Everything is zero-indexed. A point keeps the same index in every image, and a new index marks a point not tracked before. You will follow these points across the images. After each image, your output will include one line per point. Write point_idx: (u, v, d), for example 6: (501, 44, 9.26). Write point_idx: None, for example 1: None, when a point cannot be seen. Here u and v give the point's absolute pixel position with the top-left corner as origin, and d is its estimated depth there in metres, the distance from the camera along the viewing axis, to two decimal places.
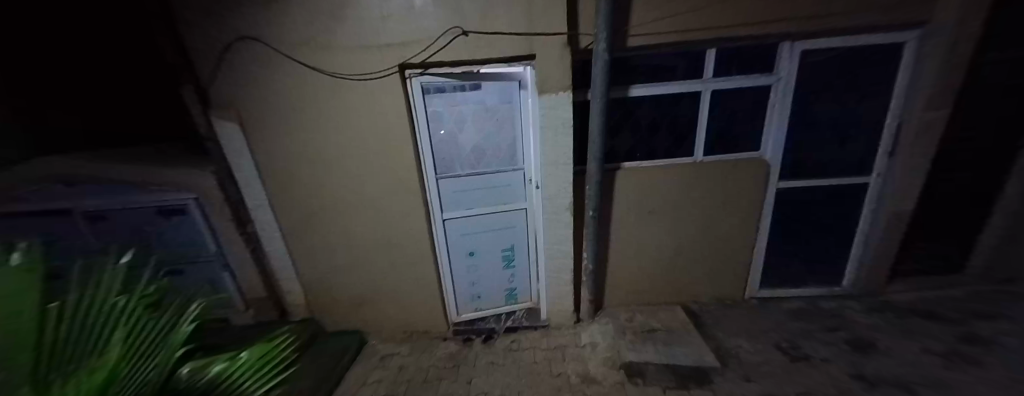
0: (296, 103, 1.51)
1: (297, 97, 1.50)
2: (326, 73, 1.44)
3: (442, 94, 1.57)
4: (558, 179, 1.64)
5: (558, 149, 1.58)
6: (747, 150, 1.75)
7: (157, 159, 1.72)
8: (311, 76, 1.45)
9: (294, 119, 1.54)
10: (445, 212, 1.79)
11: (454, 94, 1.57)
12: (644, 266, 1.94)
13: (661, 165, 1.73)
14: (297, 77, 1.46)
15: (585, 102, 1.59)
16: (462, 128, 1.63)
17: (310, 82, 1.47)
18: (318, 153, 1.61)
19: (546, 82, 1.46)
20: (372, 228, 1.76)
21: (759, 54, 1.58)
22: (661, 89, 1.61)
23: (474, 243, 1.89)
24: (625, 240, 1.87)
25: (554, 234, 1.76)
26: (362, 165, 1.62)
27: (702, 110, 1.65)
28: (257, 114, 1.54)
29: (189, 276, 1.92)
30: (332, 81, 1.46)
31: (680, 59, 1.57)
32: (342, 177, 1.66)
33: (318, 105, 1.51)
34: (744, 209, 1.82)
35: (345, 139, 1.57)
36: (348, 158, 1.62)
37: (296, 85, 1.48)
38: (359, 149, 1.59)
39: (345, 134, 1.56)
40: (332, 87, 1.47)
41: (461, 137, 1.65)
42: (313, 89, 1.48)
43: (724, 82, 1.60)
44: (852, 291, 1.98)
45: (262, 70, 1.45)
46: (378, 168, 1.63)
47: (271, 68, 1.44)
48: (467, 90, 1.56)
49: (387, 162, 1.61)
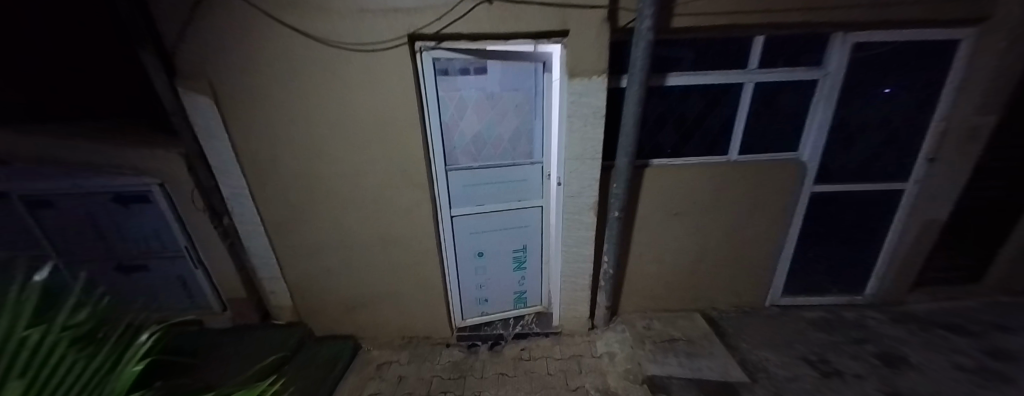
0: (284, 76, 1.27)
1: (284, 69, 1.26)
2: (321, 41, 1.21)
3: (444, 77, 1.37)
4: (584, 174, 1.45)
5: (585, 142, 1.39)
6: (784, 151, 1.61)
7: (112, 136, 1.45)
8: (301, 44, 1.22)
9: (280, 96, 1.31)
10: (453, 208, 1.60)
11: (458, 77, 1.37)
12: (664, 272, 1.81)
13: (693, 164, 1.58)
14: (284, 45, 1.22)
15: (618, 89, 1.41)
16: (463, 116, 1.44)
17: (298, 52, 1.23)
18: (306, 136, 1.38)
19: (577, 65, 1.27)
20: (370, 224, 1.55)
21: (809, 45, 1.43)
22: (701, 79, 1.44)
23: (483, 243, 1.71)
24: (647, 244, 1.73)
25: (572, 236, 1.59)
26: (362, 151, 1.41)
27: (743, 104, 1.50)
28: (235, 89, 1.30)
29: (157, 273, 1.69)
30: (328, 50, 1.23)
31: (725, 46, 1.41)
32: (334, 165, 1.44)
33: (308, 79, 1.28)
34: (775, 213, 1.70)
35: (341, 121, 1.35)
36: (342, 143, 1.39)
37: (283, 54, 1.24)
38: (357, 134, 1.38)
39: (342, 115, 1.34)
40: (329, 58, 1.24)
41: (463, 126, 1.46)
42: (303, 60, 1.25)
43: (770, 74, 1.44)
44: (873, 300, 1.91)
45: (240, 33, 1.20)
46: (379, 156, 1.41)
47: (251, 31, 1.20)
48: (470, 74, 1.38)
49: (388, 149, 1.40)
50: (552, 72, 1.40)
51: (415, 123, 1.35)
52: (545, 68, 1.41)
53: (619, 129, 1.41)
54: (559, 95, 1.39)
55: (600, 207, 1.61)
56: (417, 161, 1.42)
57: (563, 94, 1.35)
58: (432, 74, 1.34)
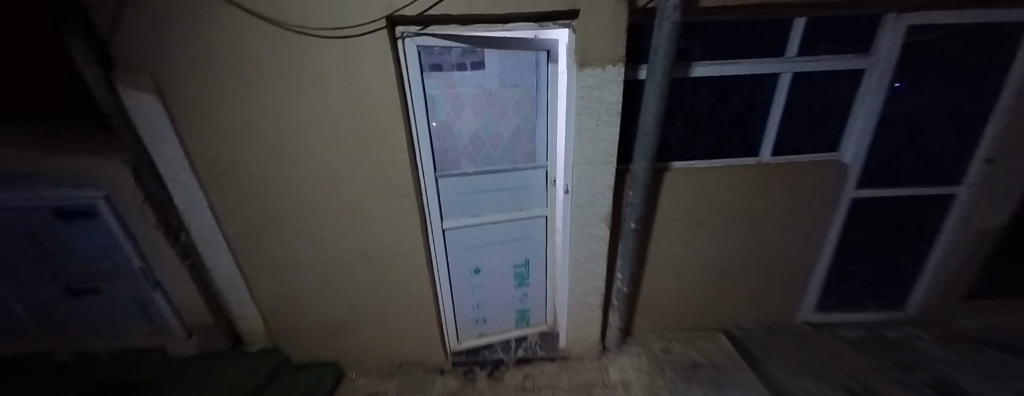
0: (237, 69, 1.06)
1: (239, 62, 1.05)
2: (274, 23, 0.98)
3: (438, 73, 1.20)
4: (596, 181, 1.24)
5: (597, 143, 1.19)
6: (823, 150, 1.41)
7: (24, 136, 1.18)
8: (251, 28, 0.98)
9: (236, 93, 1.11)
10: (445, 221, 1.41)
11: (453, 73, 1.21)
12: (684, 289, 1.61)
13: (718, 165, 1.38)
14: (234, 33, 0.99)
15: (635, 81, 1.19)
16: (460, 114, 1.28)
17: (250, 38, 1.00)
18: (271, 139, 1.18)
19: (588, 52, 1.06)
20: (350, 239, 1.35)
21: (858, 29, 1.23)
22: (734, 69, 1.22)
23: (481, 257, 1.52)
24: (665, 259, 1.53)
25: (581, 252, 1.39)
26: (340, 156, 1.21)
27: (778, 98, 1.29)
28: (180, 85, 1.08)
29: (113, 295, 1.49)
30: (290, 38, 1.00)
31: (762, 30, 1.19)
32: (306, 172, 1.24)
33: (270, 74, 1.07)
34: (810, 222, 1.51)
35: (313, 122, 1.16)
36: (316, 147, 1.20)
37: (230, 40, 1.00)
38: (333, 137, 1.18)
39: (315, 116, 1.15)
40: (289, 45, 1.02)
41: (459, 125, 1.29)
42: (260, 52, 1.03)
43: (809, 63, 1.24)
44: (915, 317, 1.73)
45: (166, 16, 0.94)
46: (360, 162, 1.22)
47: (185, 14, 0.95)
48: (467, 70, 1.22)
49: (369, 154, 1.20)
50: (558, 65, 1.25)
51: (398, 123, 1.15)
52: (548, 59, 1.26)
53: (638, 128, 1.20)
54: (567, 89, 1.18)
55: (613, 216, 1.42)
56: (403, 168, 1.22)
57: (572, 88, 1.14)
58: (417, 65, 1.14)
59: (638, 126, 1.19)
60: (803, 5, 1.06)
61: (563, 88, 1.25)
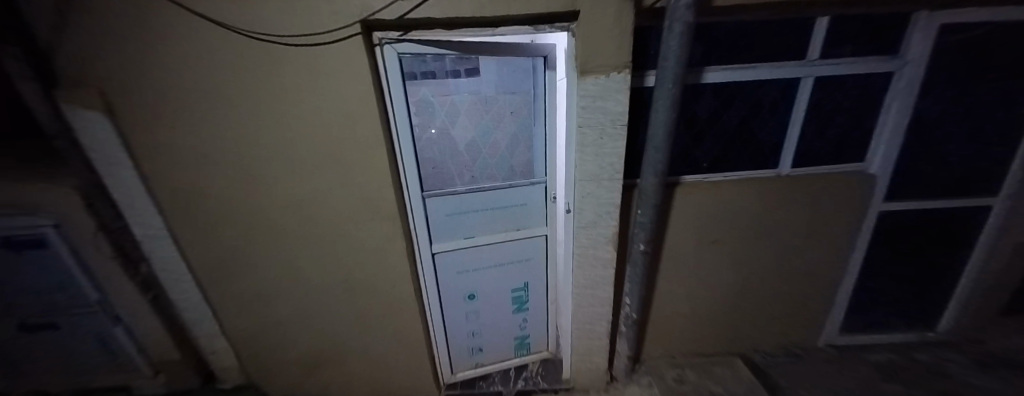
0: (185, 81, 0.91)
1: (185, 80, 0.87)
2: (231, 29, 0.84)
3: (431, 80, 1.09)
4: (600, 198, 1.12)
5: (602, 158, 1.06)
6: (848, 160, 1.28)
7: None
8: (202, 35, 0.84)
9: (184, 109, 0.95)
10: (434, 244, 1.28)
11: (447, 81, 1.11)
12: (697, 312, 1.48)
13: (734, 179, 1.25)
14: (174, 42, 0.82)
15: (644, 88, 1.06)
16: (455, 122, 1.18)
17: (201, 47, 0.86)
18: (233, 163, 1.03)
19: (591, 58, 0.94)
20: (328, 266, 1.22)
21: (886, 28, 1.11)
22: (750, 73, 1.10)
23: (476, 282, 1.39)
24: (677, 281, 1.40)
25: (586, 277, 1.25)
26: (315, 178, 1.08)
27: (799, 105, 1.17)
28: (118, 101, 0.92)
29: (71, 331, 1.35)
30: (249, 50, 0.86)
31: (782, 31, 1.07)
32: (277, 196, 1.11)
33: (226, 96, 0.91)
34: (834, 238, 1.38)
35: (281, 143, 1.01)
36: (287, 167, 1.06)
37: (176, 49, 0.86)
38: (305, 157, 1.05)
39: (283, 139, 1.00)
40: (247, 55, 0.88)
41: (455, 134, 1.19)
42: (214, 68, 0.88)
43: (833, 66, 1.13)
44: (947, 337, 1.59)
45: (98, 23, 0.80)
46: (337, 183, 1.08)
47: (119, 19, 0.80)
48: (462, 77, 1.12)
49: (347, 175, 1.07)
50: (557, 73, 1.16)
51: (378, 140, 1.02)
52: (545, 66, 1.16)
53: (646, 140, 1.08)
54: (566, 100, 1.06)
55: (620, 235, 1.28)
56: (386, 189, 1.09)
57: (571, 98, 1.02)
58: (399, 74, 1.01)
59: (647, 139, 1.06)
60: (830, 3, 0.95)
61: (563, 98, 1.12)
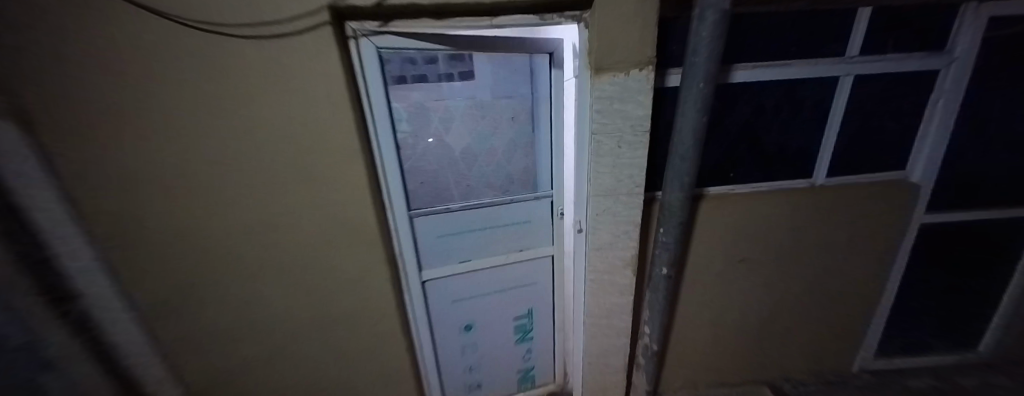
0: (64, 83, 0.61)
1: (36, 61, 0.58)
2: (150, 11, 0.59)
3: (422, 84, 0.97)
4: (617, 216, 0.96)
5: (620, 169, 0.91)
6: (888, 168, 1.15)
7: None
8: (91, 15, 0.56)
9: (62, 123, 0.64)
10: (425, 269, 1.11)
11: (439, 84, 0.99)
12: (722, 338, 1.32)
13: (765, 190, 1.11)
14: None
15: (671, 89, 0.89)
16: (449, 130, 1.05)
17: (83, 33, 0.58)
18: (147, 188, 0.75)
19: (609, 53, 0.80)
20: (299, 303, 1.01)
21: (934, 21, 0.99)
22: (783, 72, 0.97)
23: (474, 311, 1.22)
24: (700, 304, 1.24)
25: (600, 305, 1.08)
26: (271, 204, 0.85)
27: (836, 107, 1.04)
28: None
29: None
30: (147, 24, 0.59)
31: (819, 23, 0.94)
32: (217, 230, 0.85)
33: (116, 86, 0.63)
34: (873, 254, 1.24)
35: (218, 159, 0.76)
36: (229, 193, 0.81)
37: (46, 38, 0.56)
38: (253, 178, 0.80)
39: (219, 149, 0.75)
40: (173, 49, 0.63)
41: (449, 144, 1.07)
42: (89, 46, 0.59)
43: (874, 63, 1.00)
44: (988, 357, 1.46)
45: None
46: (302, 208, 0.87)
47: None
48: (456, 80, 1.00)
49: (314, 196, 0.86)
50: (564, 72, 1.01)
51: (352, 153, 0.83)
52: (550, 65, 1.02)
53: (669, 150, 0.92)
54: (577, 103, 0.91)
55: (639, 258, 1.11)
56: (365, 210, 0.90)
57: (582, 101, 0.86)
58: (379, 74, 0.85)
59: (672, 148, 0.90)
60: None
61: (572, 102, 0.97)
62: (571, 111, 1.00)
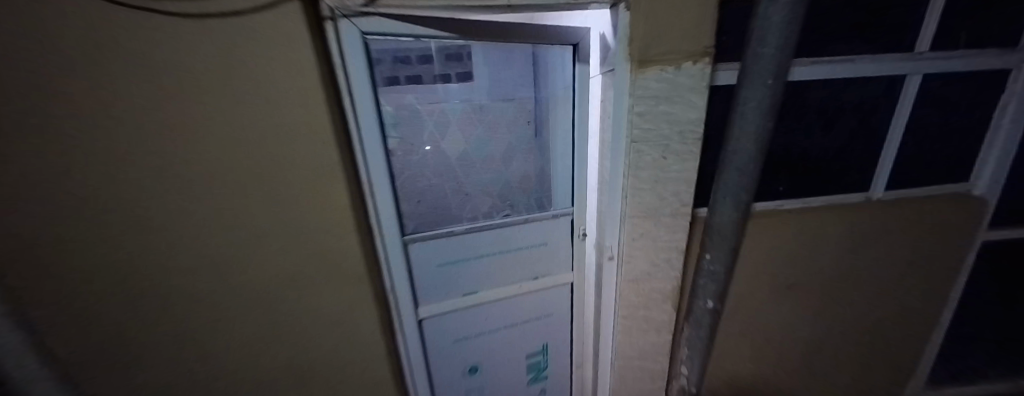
0: None
1: None
2: None
3: (416, 86, 0.82)
4: (659, 240, 0.79)
5: (663, 186, 0.74)
6: (949, 180, 1.02)
7: None
8: None
9: None
10: (422, 305, 0.92)
11: (434, 87, 0.85)
12: (762, 374, 1.16)
13: (817, 205, 0.96)
14: None
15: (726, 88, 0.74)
16: (446, 137, 0.90)
17: None
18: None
19: (657, 42, 0.64)
20: (248, 380, 0.74)
21: (1014, 12, 0.86)
22: (845, 70, 0.83)
23: (480, 351, 1.04)
24: (739, 337, 1.08)
25: (632, 345, 0.91)
26: (211, 245, 0.60)
27: (902, 110, 0.90)
28: None
29: None
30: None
31: (888, 13, 0.81)
32: (110, 295, 0.56)
33: None
34: (927, 276, 1.11)
35: (110, 187, 0.50)
36: (138, 235, 0.54)
37: None
38: (177, 208, 0.55)
39: (118, 166, 0.49)
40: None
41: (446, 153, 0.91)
42: None
43: (947, 60, 0.87)
44: None
45: None
46: (255, 245, 0.63)
47: None
48: (453, 81, 0.87)
49: (274, 227, 0.63)
50: (589, 68, 0.86)
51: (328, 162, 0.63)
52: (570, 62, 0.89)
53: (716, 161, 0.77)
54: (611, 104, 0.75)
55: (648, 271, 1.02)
56: (345, 238, 0.70)
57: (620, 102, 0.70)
58: (364, 67, 0.67)
59: (722, 158, 0.75)
60: None
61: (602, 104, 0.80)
62: (600, 116, 0.82)
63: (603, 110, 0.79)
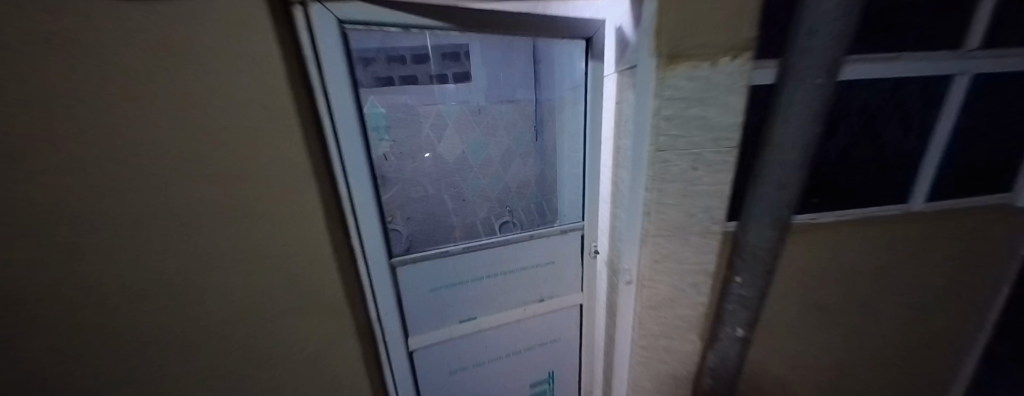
0: None
1: None
2: None
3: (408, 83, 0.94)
4: (684, 261, 0.69)
5: (690, 201, 0.64)
6: (994, 192, 0.93)
7: None
8: None
9: None
10: (413, 335, 0.81)
11: None
12: None
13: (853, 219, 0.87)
14: None
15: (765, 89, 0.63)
16: None
17: None
18: None
19: (689, 33, 0.54)
20: None
21: None
22: (888, 69, 0.74)
23: (479, 381, 0.93)
24: (763, 363, 0.99)
25: (649, 377, 0.81)
26: (165, 258, 0.52)
27: (947, 114, 0.81)
28: None
29: None
30: None
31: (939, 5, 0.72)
32: (51, 317, 0.48)
33: None
34: (966, 297, 1.02)
35: (49, 194, 0.44)
36: (78, 253, 0.47)
37: None
38: (129, 213, 0.48)
39: (62, 161, 0.43)
40: None
41: None
42: None
43: (998, 59, 0.78)
44: None
45: None
46: (213, 259, 0.55)
47: None
48: None
49: (239, 237, 0.55)
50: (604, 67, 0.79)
51: (298, 163, 0.55)
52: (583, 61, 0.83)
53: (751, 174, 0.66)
54: (632, 106, 0.66)
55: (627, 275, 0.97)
56: (320, 255, 0.61)
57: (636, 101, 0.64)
58: (345, 60, 0.57)
59: (759, 170, 0.65)
60: None
61: (621, 105, 0.72)
62: (618, 119, 0.74)
63: (624, 113, 0.71)
